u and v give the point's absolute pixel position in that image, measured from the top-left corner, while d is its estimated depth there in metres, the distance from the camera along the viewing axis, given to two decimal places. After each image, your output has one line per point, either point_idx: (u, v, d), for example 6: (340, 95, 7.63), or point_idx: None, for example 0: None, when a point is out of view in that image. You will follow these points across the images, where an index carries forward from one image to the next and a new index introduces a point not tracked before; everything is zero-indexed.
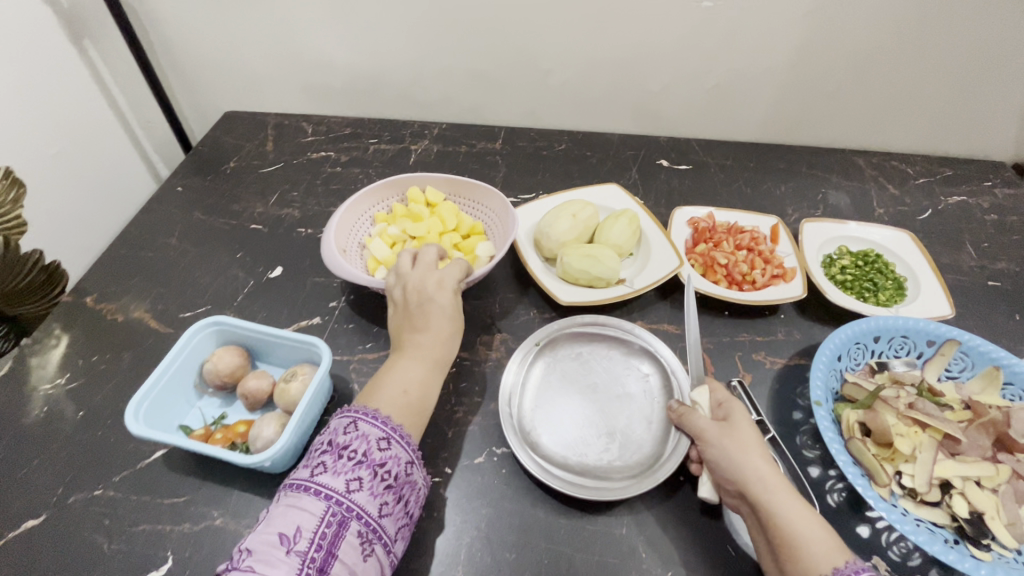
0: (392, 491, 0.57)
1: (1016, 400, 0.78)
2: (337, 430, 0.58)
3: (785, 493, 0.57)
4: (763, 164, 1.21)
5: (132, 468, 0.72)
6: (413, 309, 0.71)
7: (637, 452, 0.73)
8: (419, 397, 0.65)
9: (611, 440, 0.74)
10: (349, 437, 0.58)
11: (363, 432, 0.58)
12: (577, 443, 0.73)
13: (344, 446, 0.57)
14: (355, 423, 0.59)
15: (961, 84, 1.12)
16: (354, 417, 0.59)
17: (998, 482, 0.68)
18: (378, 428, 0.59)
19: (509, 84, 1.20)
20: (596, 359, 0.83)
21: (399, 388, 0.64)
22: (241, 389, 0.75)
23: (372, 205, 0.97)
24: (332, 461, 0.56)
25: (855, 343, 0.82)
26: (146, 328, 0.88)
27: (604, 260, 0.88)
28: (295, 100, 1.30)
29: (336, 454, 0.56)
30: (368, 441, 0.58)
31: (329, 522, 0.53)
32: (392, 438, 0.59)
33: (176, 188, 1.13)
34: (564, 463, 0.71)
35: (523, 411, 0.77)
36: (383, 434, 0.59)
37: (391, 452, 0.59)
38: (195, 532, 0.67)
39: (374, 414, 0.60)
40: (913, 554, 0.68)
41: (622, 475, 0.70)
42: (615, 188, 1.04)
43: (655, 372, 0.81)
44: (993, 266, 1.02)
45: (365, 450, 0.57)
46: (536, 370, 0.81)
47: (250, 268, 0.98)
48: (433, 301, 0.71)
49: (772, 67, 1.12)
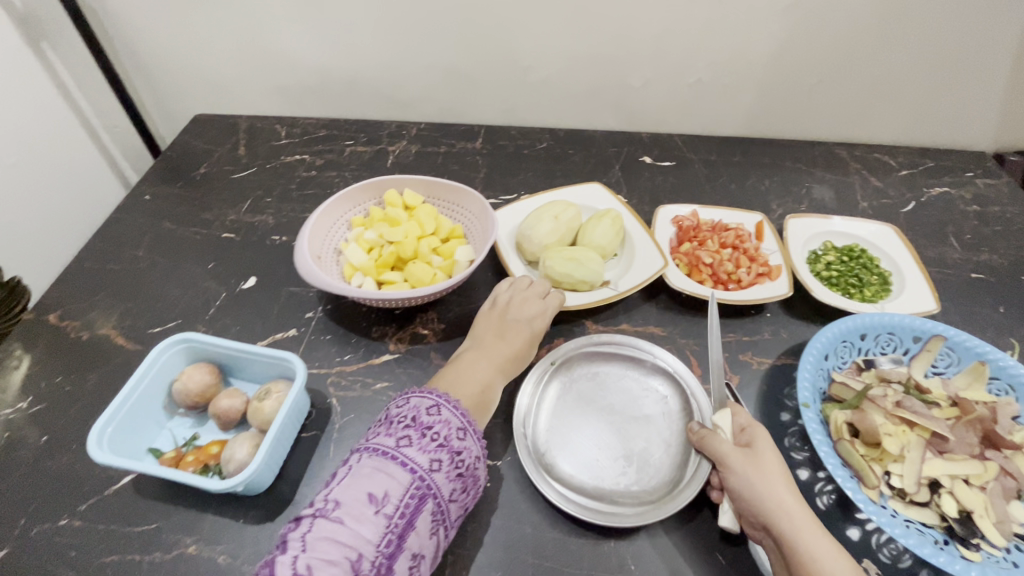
0: (464, 480, 0.56)
1: (1001, 395, 0.77)
2: (420, 409, 0.56)
3: (813, 529, 0.56)
4: (747, 159, 1.20)
5: (99, 495, 0.69)
6: (508, 318, 0.74)
7: (656, 476, 0.71)
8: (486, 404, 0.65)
9: (630, 464, 0.72)
10: (432, 419, 0.55)
11: (445, 417, 0.56)
12: (594, 466, 0.71)
13: (428, 426, 0.55)
14: (438, 407, 0.56)
15: (943, 74, 1.11)
16: (437, 401, 0.57)
17: (986, 480, 0.68)
18: (457, 418, 0.57)
19: (487, 81, 1.17)
20: (613, 379, 0.80)
21: (479, 382, 0.65)
22: (213, 409, 0.72)
23: (348, 209, 0.94)
24: (418, 436, 0.54)
25: (841, 341, 0.81)
26: (113, 346, 0.85)
27: (586, 263, 0.86)
28: (266, 102, 1.26)
29: (421, 432, 0.54)
30: (449, 427, 0.56)
31: (413, 494, 0.51)
32: (467, 430, 0.57)
33: (144, 197, 1.09)
34: (579, 487, 0.70)
35: (538, 432, 0.75)
36: (462, 424, 0.57)
37: (469, 443, 0.56)
38: (167, 561, 0.64)
39: (454, 403, 0.58)
40: (903, 556, 0.67)
41: (639, 500, 0.68)
42: (597, 187, 1.02)
43: (674, 394, 0.78)
44: (976, 258, 1.02)
45: (446, 435, 0.55)
46: (552, 389, 0.79)
47: (223, 279, 0.95)
48: (530, 324, 0.74)
49: (754, 61, 1.10)
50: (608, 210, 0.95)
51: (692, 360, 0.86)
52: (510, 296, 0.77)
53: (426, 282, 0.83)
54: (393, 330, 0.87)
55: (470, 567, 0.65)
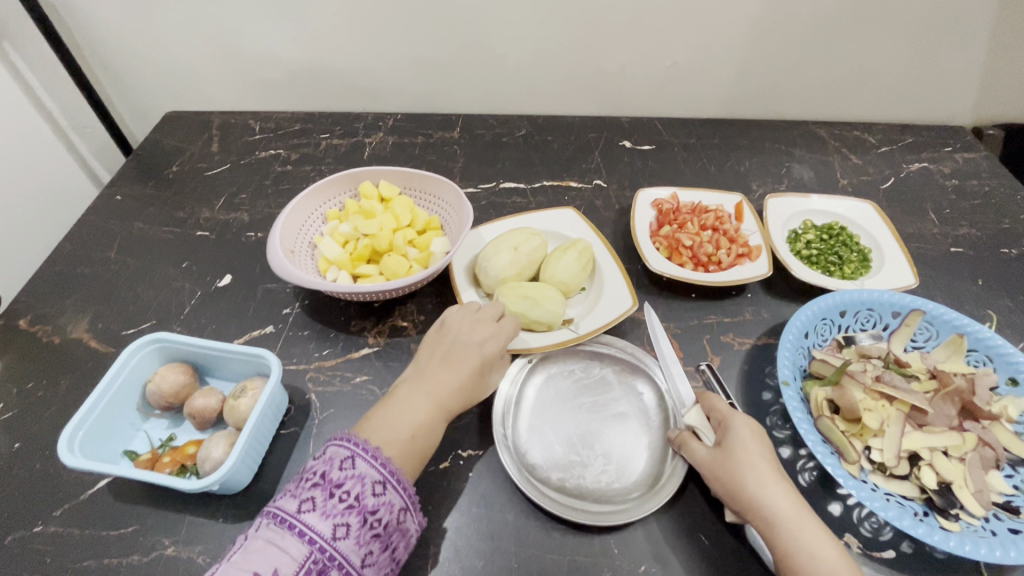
0: (380, 539, 0.54)
1: (980, 366, 0.78)
2: (333, 463, 0.55)
3: (804, 523, 0.57)
4: (726, 141, 1.19)
5: (74, 500, 0.68)
6: (452, 347, 0.69)
7: (634, 472, 0.70)
8: (423, 445, 0.62)
9: (608, 461, 0.71)
10: (343, 475, 0.55)
11: (359, 471, 0.55)
12: (573, 464, 0.71)
13: (337, 484, 0.54)
14: (353, 460, 0.56)
15: (920, 48, 1.11)
16: (354, 452, 0.56)
17: (965, 450, 0.68)
18: (375, 470, 0.56)
19: (463, 70, 1.16)
20: (590, 378, 0.80)
21: (408, 428, 0.61)
22: (188, 408, 0.71)
23: (322, 203, 0.92)
24: (323, 499, 0.53)
25: (821, 318, 0.81)
26: (87, 349, 0.84)
27: (541, 303, 0.79)
28: (238, 97, 1.23)
29: (328, 492, 0.54)
30: (362, 483, 0.55)
31: (309, 567, 0.50)
32: (386, 483, 0.56)
33: (115, 198, 1.06)
34: (560, 485, 0.69)
35: (518, 433, 0.73)
36: (379, 478, 0.56)
37: (385, 498, 0.55)
38: (146, 563, 0.63)
39: (374, 453, 0.57)
40: (884, 529, 0.67)
41: (620, 496, 0.68)
42: (569, 214, 0.95)
43: (650, 391, 0.78)
44: (955, 232, 1.02)
45: (358, 492, 0.54)
46: (531, 388, 0.78)
47: (197, 278, 0.93)
48: (476, 352, 0.69)
49: (732, 42, 1.09)
50: (576, 242, 0.89)
51: (674, 342, 0.85)
52: (456, 322, 0.72)
53: (400, 275, 0.82)
54: (371, 324, 0.86)
55: (453, 557, 0.65)
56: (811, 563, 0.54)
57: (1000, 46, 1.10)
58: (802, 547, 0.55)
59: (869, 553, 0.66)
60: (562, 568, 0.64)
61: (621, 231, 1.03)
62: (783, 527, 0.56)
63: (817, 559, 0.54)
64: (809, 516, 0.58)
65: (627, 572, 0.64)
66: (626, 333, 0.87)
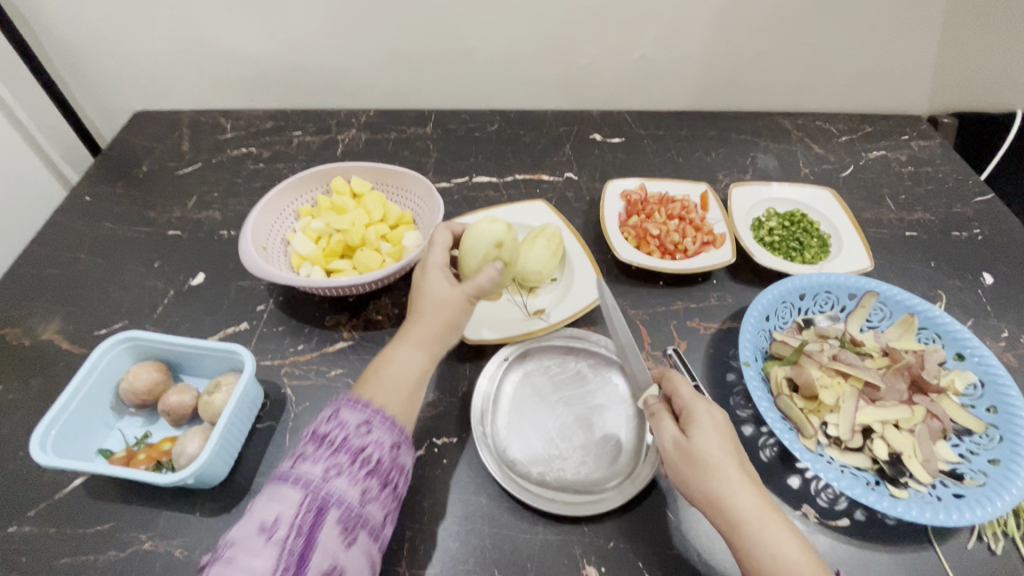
0: (374, 476, 0.55)
1: (929, 343, 0.82)
2: (318, 422, 0.57)
3: (772, 524, 0.54)
4: (693, 132, 1.22)
5: (49, 499, 0.68)
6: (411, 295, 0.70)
7: (613, 462, 0.72)
8: (403, 379, 0.62)
9: (587, 453, 0.73)
10: (328, 426, 0.56)
11: (343, 418, 0.57)
12: (553, 458, 0.72)
13: (323, 434, 0.55)
14: (334, 413, 0.57)
15: (876, 41, 1.15)
16: (334, 407, 0.58)
17: (915, 422, 0.72)
18: (357, 414, 0.57)
19: (434, 67, 1.17)
20: (567, 372, 0.81)
21: (381, 372, 0.62)
22: (162, 405, 0.71)
23: (294, 199, 0.93)
24: (311, 450, 0.54)
25: (782, 302, 0.84)
26: (57, 351, 0.83)
27: (468, 235, 0.74)
28: (208, 95, 1.23)
29: (317, 443, 0.55)
30: (346, 427, 0.56)
31: (307, 508, 0.51)
32: (372, 422, 0.57)
33: (83, 199, 1.05)
34: (540, 479, 0.70)
35: (496, 429, 0.75)
36: (363, 419, 0.57)
37: (372, 437, 0.56)
38: (121, 559, 0.64)
39: (357, 401, 0.58)
40: (840, 499, 0.71)
41: (599, 485, 0.70)
42: (538, 205, 0.97)
43: (625, 381, 0.80)
44: (911, 217, 1.06)
45: (345, 436, 0.55)
46: (508, 383, 0.80)
47: (170, 278, 0.93)
48: (421, 283, 0.69)
49: (696, 36, 1.12)
50: (543, 228, 0.90)
51: (642, 330, 0.88)
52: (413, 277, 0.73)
53: (374, 268, 0.83)
54: (346, 318, 0.87)
55: (428, 541, 0.66)
56: (775, 564, 0.52)
57: (951, 38, 1.14)
58: (764, 548, 0.53)
59: (826, 522, 0.69)
60: (533, 548, 0.66)
61: (592, 222, 1.05)
62: (748, 529, 0.54)
63: (780, 558, 0.52)
64: (775, 513, 0.55)
65: (597, 548, 0.66)
66: (596, 320, 0.89)
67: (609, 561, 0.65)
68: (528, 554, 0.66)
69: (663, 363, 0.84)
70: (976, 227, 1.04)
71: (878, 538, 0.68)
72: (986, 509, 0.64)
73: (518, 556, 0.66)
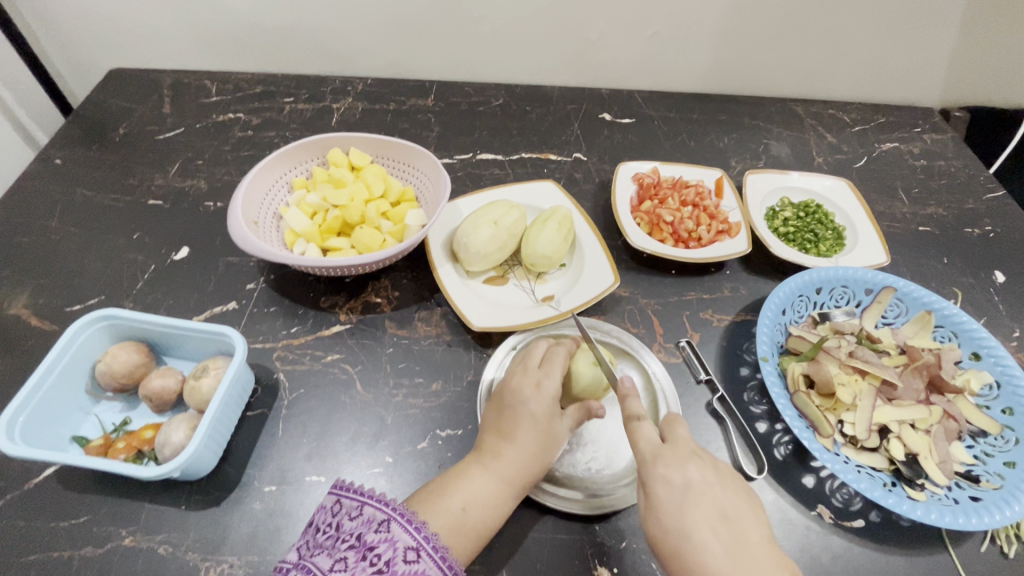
0: None
1: (945, 342, 0.80)
2: (369, 524, 0.52)
3: None
4: (705, 116, 1.18)
5: (18, 490, 0.63)
6: (505, 408, 0.64)
7: (624, 459, 0.69)
8: (480, 518, 0.57)
9: (597, 448, 0.70)
10: (377, 537, 0.51)
11: (393, 535, 0.52)
12: (563, 451, 0.69)
13: (370, 546, 0.50)
14: (389, 523, 0.52)
15: (897, 30, 1.11)
16: (389, 515, 0.53)
17: (931, 423, 0.71)
18: (409, 535, 0.52)
19: (437, 36, 1.10)
20: None
21: (459, 501, 0.57)
22: (144, 390, 0.66)
23: (288, 169, 0.86)
24: (354, 559, 0.49)
25: (798, 295, 0.81)
26: (26, 328, 0.77)
27: (584, 371, 0.68)
28: (190, 53, 1.13)
29: (360, 553, 0.50)
30: (396, 547, 0.51)
31: None
32: (421, 549, 0.51)
33: (53, 161, 0.97)
34: (550, 475, 0.67)
35: None
36: (413, 542, 0.52)
37: (418, 566, 0.51)
38: (100, 555, 0.59)
39: (411, 516, 0.53)
40: (855, 499, 0.69)
41: (611, 483, 0.67)
42: (546, 186, 0.93)
43: (639, 375, 0.77)
44: (924, 212, 1.04)
45: (390, 557, 0.50)
46: None
47: (150, 250, 0.86)
48: (530, 406, 0.63)
49: (714, 14, 1.06)
50: (553, 211, 0.85)
51: (654, 320, 0.85)
52: (508, 377, 0.66)
53: (374, 248, 0.78)
54: (343, 300, 0.82)
55: None
56: None
57: (973, 29, 1.11)
58: None
59: (840, 522, 0.68)
60: (542, 548, 0.63)
61: (601, 205, 1.00)
62: None
63: None
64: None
65: (609, 548, 0.64)
66: (607, 309, 0.86)
67: (621, 561, 0.63)
68: (538, 554, 0.63)
69: (675, 356, 0.81)
70: (988, 225, 1.02)
71: (892, 539, 0.66)
72: (1004, 514, 0.63)
73: (528, 558, 0.63)
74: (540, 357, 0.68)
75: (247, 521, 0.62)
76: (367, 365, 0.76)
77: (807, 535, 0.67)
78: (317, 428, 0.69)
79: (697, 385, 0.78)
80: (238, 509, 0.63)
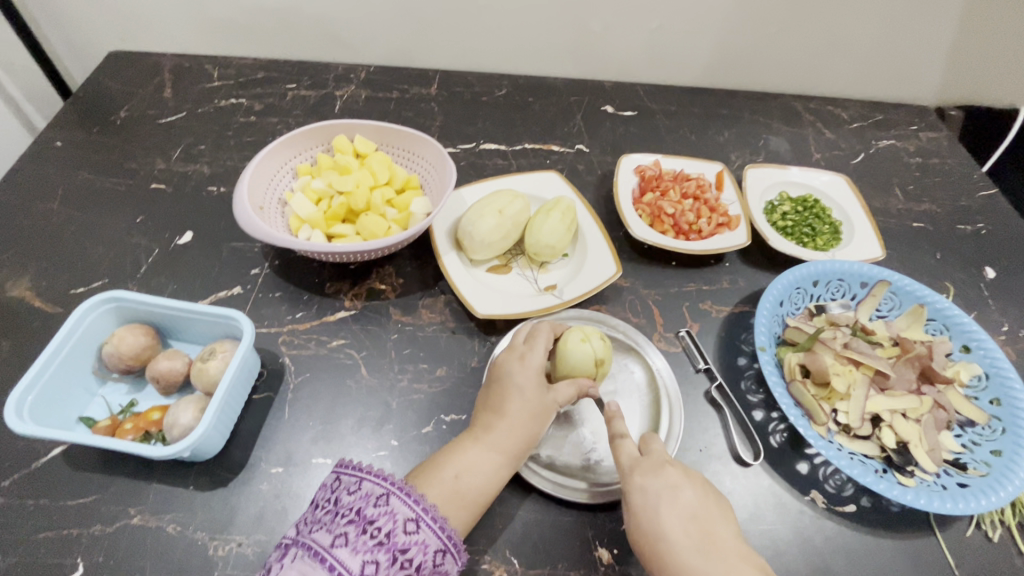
0: None
1: (937, 334, 0.82)
2: (367, 499, 0.53)
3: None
4: (706, 110, 1.19)
5: (25, 469, 0.63)
6: (494, 384, 0.66)
7: None
8: (472, 487, 0.58)
9: (598, 439, 0.70)
10: (377, 511, 0.52)
11: (393, 508, 0.53)
12: (564, 441, 0.70)
13: (370, 520, 0.51)
14: (388, 497, 0.53)
15: (896, 28, 1.12)
16: (388, 489, 0.54)
17: (921, 412, 0.73)
18: (408, 507, 0.53)
19: (440, 24, 1.09)
20: None
21: (452, 472, 0.58)
22: (151, 371, 0.66)
23: (293, 155, 0.87)
24: (354, 534, 0.50)
25: (795, 288, 0.83)
26: (30, 310, 0.77)
27: (570, 350, 0.68)
28: (191, 38, 1.12)
29: (360, 528, 0.51)
30: (395, 520, 0.52)
31: None
32: (421, 521, 0.53)
33: (54, 144, 0.96)
34: (551, 463, 0.68)
35: None
36: (412, 515, 0.53)
37: (418, 537, 0.52)
38: (108, 534, 0.60)
39: (409, 490, 0.54)
40: (847, 485, 0.71)
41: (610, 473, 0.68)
42: (549, 176, 0.93)
43: (641, 368, 0.78)
44: (918, 208, 1.07)
45: (390, 529, 0.51)
46: None
47: (154, 235, 0.86)
48: (516, 379, 0.64)
49: (717, 9, 1.07)
50: (557, 201, 0.86)
51: (654, 310, 0.86)
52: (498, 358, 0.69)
53: (379, 235, 0.78)
54: (348, 286, 0.83)
55: None
56: None
57: (971, 27, 1.12)
58: None
59: (832, 507, 0.70)
60: (545, 530, 0.65)
61: (603, 197, 1.02)
62: None
63: None
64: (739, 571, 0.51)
65: (609, 532, 0.65)
66: (608, 299, 0.87)
67: (622, 543, 0.65)
68: (540, 536, 0.64)
69: (674, 345, 0.83)
70: (981, 222, 1.05)
71: (882, 524, 0.69)
72: (989, 499, 0.65)
73: (529, 540, 0.64)
74: (527, 337, 0.70)
75: (255, 502, 0.63)
76: (372, 350, 0.77)
77: (801, 519, 0.69)
78: (323, 411, 0.70)
79: (696, 373, 0.80)
80: (245, 490, 0.64)
